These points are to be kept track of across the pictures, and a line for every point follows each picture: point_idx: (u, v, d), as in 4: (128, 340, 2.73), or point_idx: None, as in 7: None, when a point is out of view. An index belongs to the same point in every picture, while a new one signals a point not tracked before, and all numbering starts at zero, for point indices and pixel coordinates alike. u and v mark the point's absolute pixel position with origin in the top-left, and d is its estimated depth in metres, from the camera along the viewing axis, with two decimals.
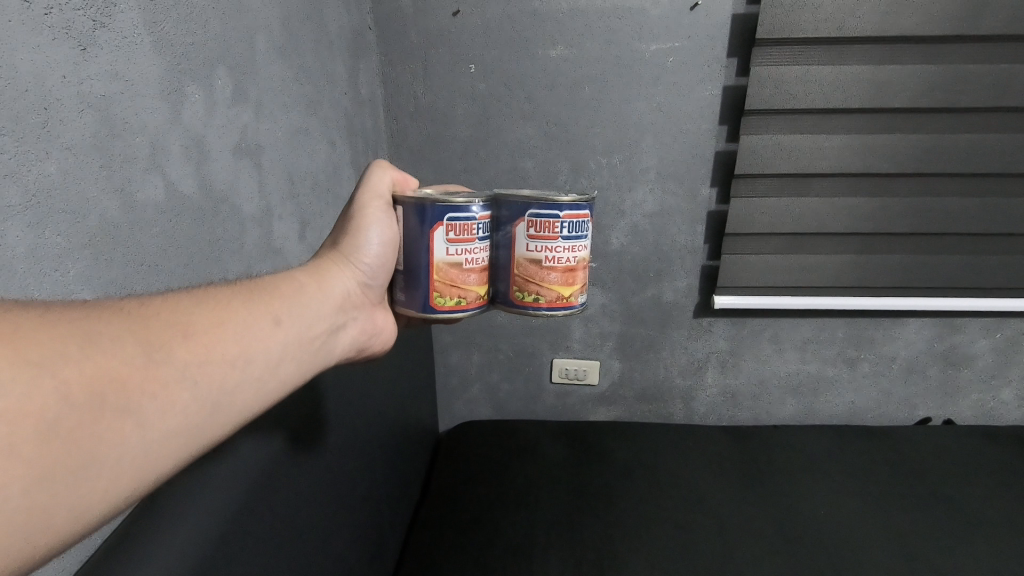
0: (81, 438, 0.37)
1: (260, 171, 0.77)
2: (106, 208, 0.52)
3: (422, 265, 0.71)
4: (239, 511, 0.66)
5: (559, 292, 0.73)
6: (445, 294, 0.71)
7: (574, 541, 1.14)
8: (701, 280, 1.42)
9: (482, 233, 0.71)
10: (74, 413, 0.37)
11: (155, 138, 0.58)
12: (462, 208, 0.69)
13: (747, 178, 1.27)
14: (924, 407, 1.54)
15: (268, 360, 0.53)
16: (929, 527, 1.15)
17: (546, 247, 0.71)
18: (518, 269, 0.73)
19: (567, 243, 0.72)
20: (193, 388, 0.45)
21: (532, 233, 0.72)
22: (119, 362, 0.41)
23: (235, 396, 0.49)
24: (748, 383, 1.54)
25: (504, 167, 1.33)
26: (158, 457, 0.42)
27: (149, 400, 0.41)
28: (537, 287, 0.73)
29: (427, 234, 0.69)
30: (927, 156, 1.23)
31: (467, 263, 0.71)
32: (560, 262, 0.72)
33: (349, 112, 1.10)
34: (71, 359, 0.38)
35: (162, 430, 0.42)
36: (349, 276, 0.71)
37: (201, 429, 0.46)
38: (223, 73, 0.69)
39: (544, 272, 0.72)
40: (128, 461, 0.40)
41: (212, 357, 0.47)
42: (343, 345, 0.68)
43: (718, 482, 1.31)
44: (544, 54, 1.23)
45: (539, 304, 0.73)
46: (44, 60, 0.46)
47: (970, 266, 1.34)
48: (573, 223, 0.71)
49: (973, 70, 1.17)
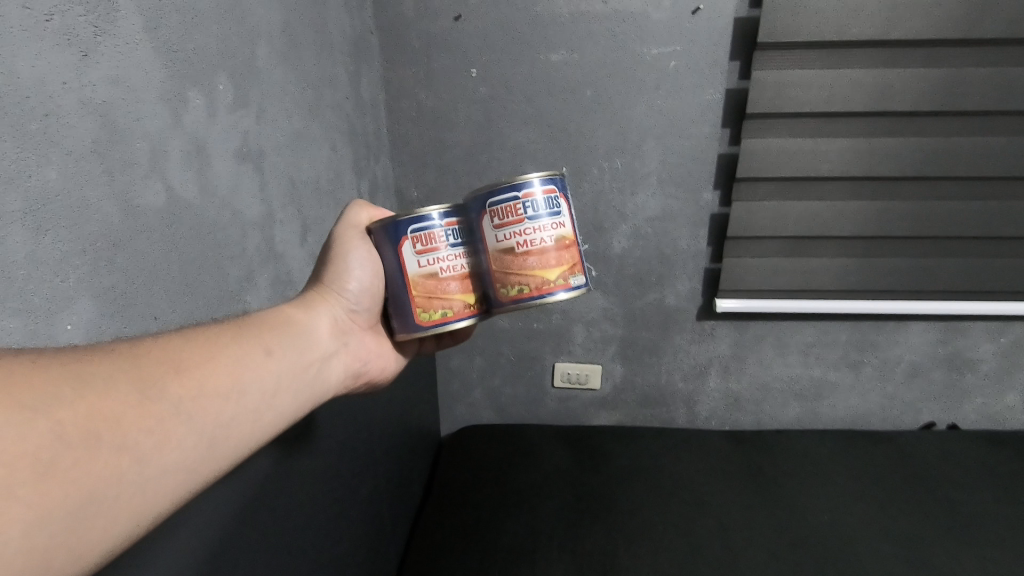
0: (81, 477, 0.39)
1: (261, 176, 0.77)
2: (107, 213, 0.52)
3: (400, 283, 0.70)
4: (234, 519, 0.66)
5: (544, 275, 0.68)
6: (428, 308, 0.70)
7: (576, 546, 1.13)
8: (703, 284, 1.41)
9: (451, 240, 0.70)
10: (73, 453, 0.39)
11: (156, 143, 0.58)
12: (423, 219, 0.69)
13: (749, 181, 1.26)
14: (928, 411, 1.53)
15: (261, 392, 0.55)
16: (934, 533, 1.14)
17: (515, 232, 0.68)
18: (496, 264, 0.69)
19: (536, 223, 0.68)
20: (189, 423, 0.47)
21: (498, 222, 0.68)
22: (113, 400, 0.42)
23: (230, 429, 0.51)
24: (751, 388, 1.53)
25: (506, 170, 1.34)
26: (156, 493, 0.44)
27: (145, 436, 0.43)
28: (519, 276, 0.68)
29: (397, 251, 0.69)
30: (929, 160, 1.23)
31: (443, 271, 0.70)
32: (536, 243, 0.68)
33: (350, 116, 1.10)
34: (66, 400, 0.40)
35: (159, 465, 0.44)
36: (338, 307, 0.73)
37: (197, 463, 0.47)
38: (224, 79, 0.69)
39: (522, 259, 0.68)
40: (127, 497, 0.41)
41: (204, 392, 0.49)
42: (336, 375, 0.69)
43: (721, 486, 1.30)
44: (545, 58, 1.23)
45: (528, 294, 0.68)
46: (47, 67, 0.46)
47: (974, 270, 1.34)
48: (537, 201, 0.68)
49: (975, 73, 1.16)
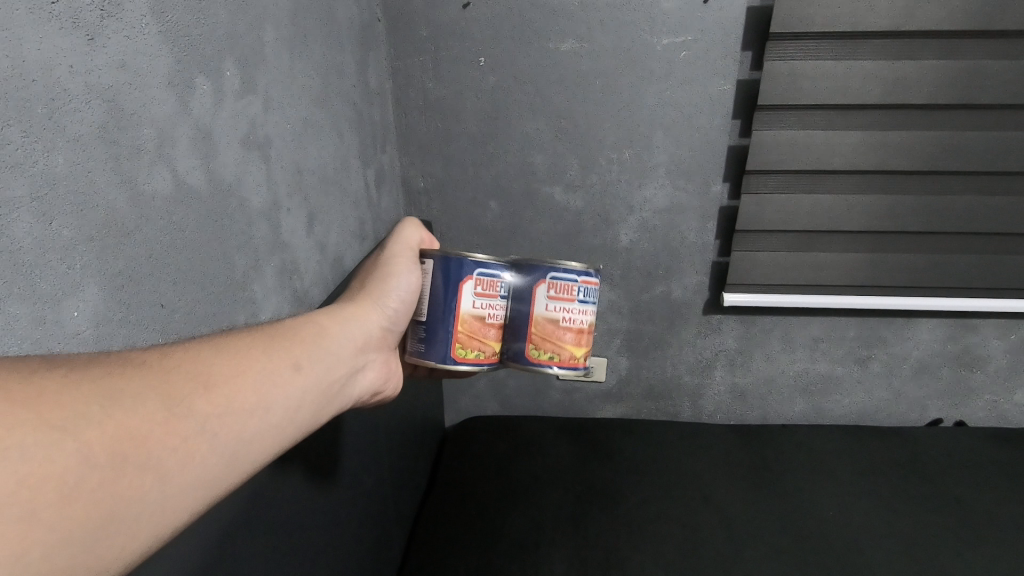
0: (103, 498, 0.38)
1: (268, 164, 0.76)
2: (113, 201, 0.51)
3: (447, 316, 0.78)
4: (235, 513, 0.65)
5: (571, 351, 0.81)
6: (467, 346, 0.78)
7: (580, 539, 1.13)
8: (710, 278, 1.40)
9: (502, 292, 0.80)
10: (97, 474, 0.38)
11: (163, 130, 0.57)
12: (489, 266, 0.79)
13: (759, 174, 1.25)
14: (935, 408, 1.52)
15: (285, 407, 0.55)
16: (937, 529, 1.14)
17: (563, 307, 0.80)
18: (537, 328, 0.81)
19: (581, 306, 0.81)
20: (213, 440, 0.47)
21: (553, 294, 0.80)
22: (141, 419, 0.42)
23: (254, 444, 0.51)
24: (757, 382, 1.52)
25: (513, 161, 1.33)
26: (177, 511, 0.43)
27: (170, 455, 0.43)
28: (552, 345, 0.80)
29: (456, 286, 0.77)
30: (943, 154, 1.21)
31: (488, 317, 0.79)
32: (575, 322, 0.81)
33: (358, 105, 1.09)
34: (93, 420, 0.39)
35: (181, 483, 0.43)
36: (371, 318, 0.75)
37: (218, 479, 0.47)
38: (232, 64, 0.68)
39: (560, 331, 0.80)
40: (146, 517, 0.41)
41: (230, 408, 0.49)
42: (357, 389, 0.70)
43: (725, 480, 1.30)
44: (555, 48, 1.22)
45: (553, 361, 0.81)
46: (51, 49, 0.45)
47: (985, 266, 1.32)
48: (588, 288, 0.81)
49: (993, 66, 1.14)
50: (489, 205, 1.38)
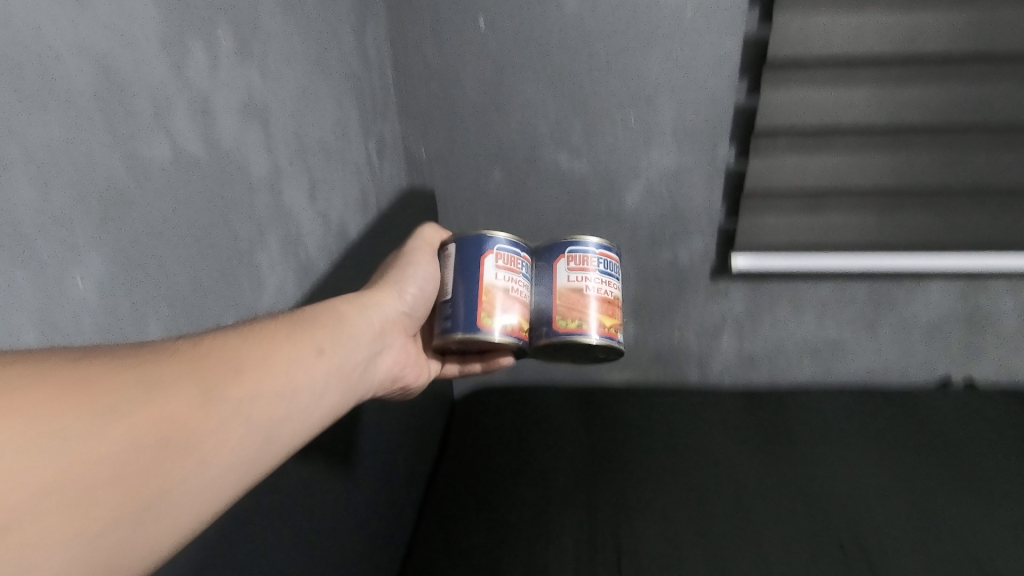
0: (143, 480, 0.41)
1: (267, 131, 0.75)
2: (111, 169, 0.51)
3: (471, 290, 0.78)
4: (251, 484, 0.66)
5: (599, 318, 0.79)
6: (494, 315, 0.77)
7: (586, 504, 1.15)
8: (718, 242, 1.39)
9: (524, 269, 0.81)
10: (139, 458, 0.41)
11: (157, 96, 0.56)
12: (509, 242, 0.81)
13: (767, 135, 1.23)
14: (945, 369, 1.51)
15: (312, 391, 0.58)
16: (939, 492, 1.15)
17: (586, 275, 0.80)
18: (562, 298, 0.80)
19: (603, 275, 0.81)
20: (247, 425, 0.49)
21: (573, 265, 0.81)
22: (180, 404, 0.44)
23: (285, 427, 0.54)
24: (764, 346, 1.52)
25: (517, 127, 1.31)
26: (216, 491, 0.46)
27: (206, 439, 0.45)
28: (579, 312, 0.79)
29: (478, 261, 0.79)
30: (959, 110, 1.18)
31: (512, 289, 0.79)
32: (598, 291, 0.80)
33: (357, 71, 1.07)
34: (136, 405, 0.41)
35: (217, 464, 0.46)
36: (392, 304, 0.77)
37: (252, 461, 0.50)
38: (224, 27, 0.66)
39: (586, 298, 0.79)
40: (187, 496, 0.44)
41: (263, 393, 0.51)
42: (379, 372, 0.73)
43: (732, 444, 1.31)
44: (557, 8, 1.18)
45: (582, 328, 0.79)
46: (39, 14, 0.44)
47: (1000, 225, 1.30)
48: (606, 260, 0.82)
49: (1013, 17, 1.10)
50: (493, 172, 1.37)
